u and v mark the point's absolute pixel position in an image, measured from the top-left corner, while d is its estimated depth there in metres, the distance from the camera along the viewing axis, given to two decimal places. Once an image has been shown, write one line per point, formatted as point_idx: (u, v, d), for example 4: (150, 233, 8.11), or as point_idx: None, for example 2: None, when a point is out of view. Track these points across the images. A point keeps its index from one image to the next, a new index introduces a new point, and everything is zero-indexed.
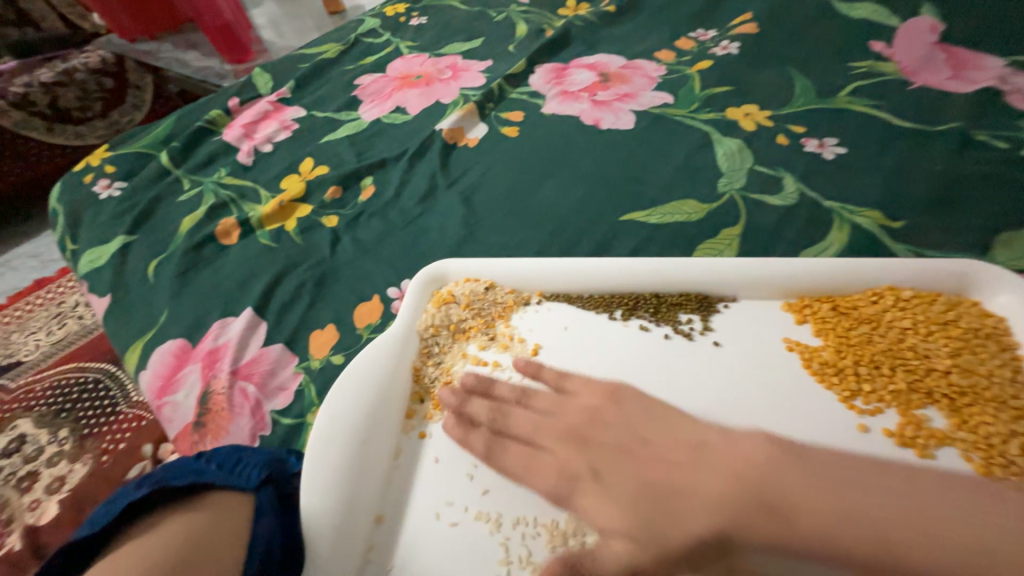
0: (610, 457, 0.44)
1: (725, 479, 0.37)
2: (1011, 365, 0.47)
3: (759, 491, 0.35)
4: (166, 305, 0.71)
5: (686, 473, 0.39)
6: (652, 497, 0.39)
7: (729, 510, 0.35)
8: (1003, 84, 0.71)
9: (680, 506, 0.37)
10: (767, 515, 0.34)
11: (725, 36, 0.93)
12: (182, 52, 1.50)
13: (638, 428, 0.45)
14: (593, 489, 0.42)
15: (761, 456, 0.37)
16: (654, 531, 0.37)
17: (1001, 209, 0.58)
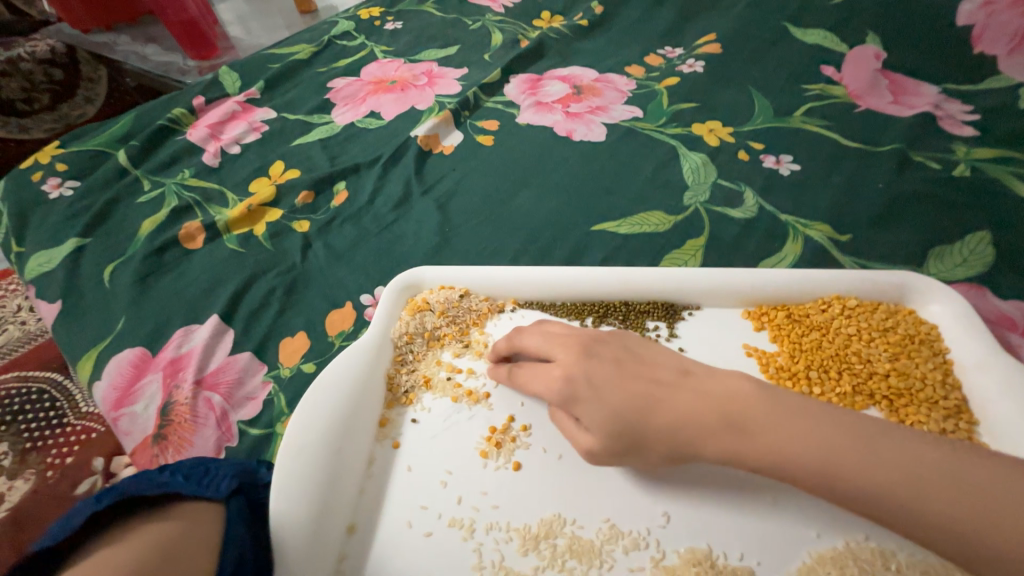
0: (606, 374, 0.43)
1: (708, 403, 0.39)
2: (943, 369, 0.51)
3: (729, 413, 0.39)
4: (124, 312, 0.68)
5: (673, 392, 0.41)
6: (636, 418, 0.40)
7: (704, 429, 0.38)
8: (938, 110, 0.78)
9: (655, 421, 0.40)
10: (735, 434, 0.38)
11: (691, 54, 0.97)
12: (141, 46, 1.37)
13: (633, 348, 0.46)
14: (590, 400, 0.42)
15: (743, 394, 0.39)
16: (629, 435, 0.40)
17: (935, 225, 0.64)
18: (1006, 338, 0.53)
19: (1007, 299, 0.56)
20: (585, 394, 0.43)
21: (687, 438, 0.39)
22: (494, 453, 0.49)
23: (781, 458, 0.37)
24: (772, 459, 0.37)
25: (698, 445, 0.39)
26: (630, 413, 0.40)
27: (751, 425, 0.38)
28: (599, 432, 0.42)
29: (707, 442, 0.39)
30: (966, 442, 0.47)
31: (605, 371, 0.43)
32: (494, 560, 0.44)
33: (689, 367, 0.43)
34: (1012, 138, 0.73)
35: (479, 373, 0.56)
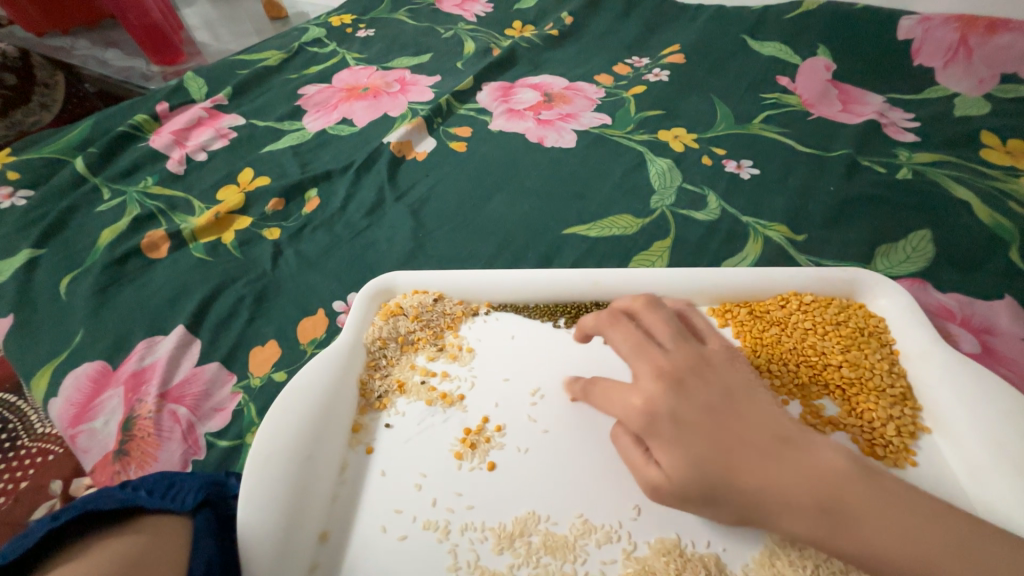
0: (702, 416, 0.38)
1: (801, 475, 0.35)
2: (889, 358, 0.55)
3: (822, 491, 0.34)
4: (82, 325, 0.65)
5: (768, 457, 0.36)
6: (715, 467, 0.36)
7: (790, 500, 0.35)
8: (883, 117, 0.84)
9: (739, 481, 0.36)
10: (824, 516, 0.34)
11: (657, 64, 1.01)
12: (101, 50, 1.35)
13: (738, 400, 0.39)
14: (670, 435, 0.38)
15: (840, 470, 0.35)
16: (711, 488, 0.36)
17: (882, 225, 0.68)
18: (946, 328, 0.57)
19: (946, 292, 0.60)
20: (666, 428, 0.38)
21: (767, 504, 0.35)
22: (469, 454, 0.50)
23: (867, 550, 0.33)
24: (856, 549, 0.33)
25: (776, 515, 0.36)
26: (702, 452, 0.37)
27: (849, 511, 0.34)
28: (675, 470, 0.37)
29: (791, 514, 0.35)
30: (910, 426, 0.50)
31: (696, 413, 0.38)
32: (469, 560, 0.44)
33: (790, 430, 0.38)
34: (948, 144, 0.78)
35: (453, 375, 0.56)
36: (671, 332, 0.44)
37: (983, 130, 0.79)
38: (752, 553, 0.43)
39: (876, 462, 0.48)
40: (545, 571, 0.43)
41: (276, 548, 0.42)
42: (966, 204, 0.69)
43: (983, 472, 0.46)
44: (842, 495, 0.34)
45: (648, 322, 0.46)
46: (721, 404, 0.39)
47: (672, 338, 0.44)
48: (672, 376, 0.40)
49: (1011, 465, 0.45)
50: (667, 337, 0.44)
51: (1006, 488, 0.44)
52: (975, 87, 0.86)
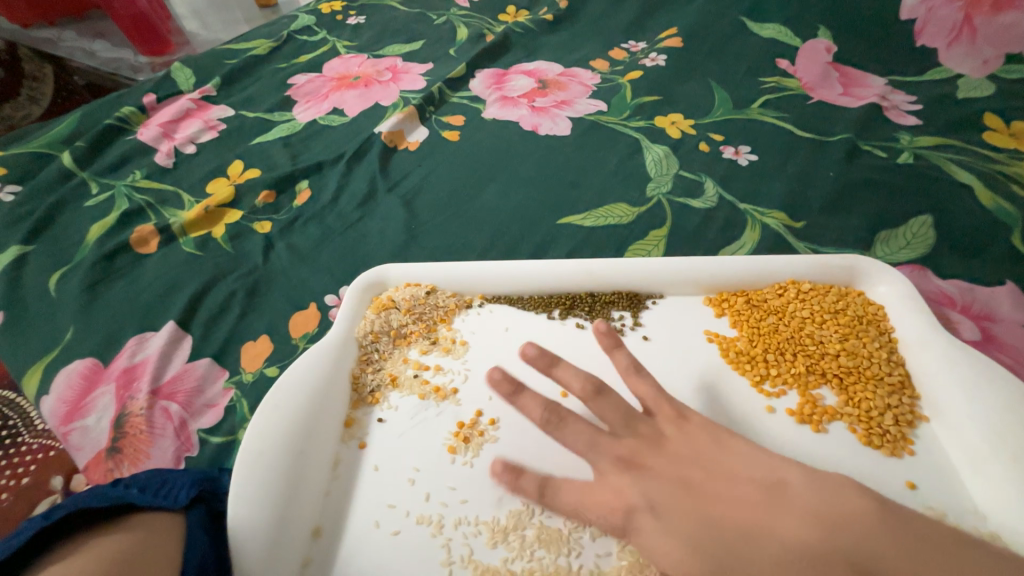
0: (669, 490, 0.41)
1: (802, 527, 0.36)
2: (887, 347, 0.54)
3: (829, 541, 0.35)
4: (72, 322, 0.65)
5: (761, 513, 0.38)
6: (712, 543, 0.37)
7: (804, 556, 0.35)
8: (884, 100, 0.82)
9: (752, 553, 0.36)
10: (850, 572, 0.34)
11: (653, 48, 0.99)
12: (88, 41, 1.30)
13: (706, 460, 0.42)
14: (653, 519, 0.40)
15: (831, 508, 0.37)
16: (728, 567, 0.36)
17: (883, 210, 0.67)
18: (946, 315, 0.56)
19: (945, 278, 0.59)
20: (646, 516, 0.40)
21: (795, 574, 0.35)
22: (462, 448, 0.49)
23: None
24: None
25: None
26: (699, 532, 0.38)
27: (860, 555, 0.34)
28: (689, 563, 0.37)
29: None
30: (908, 415, 0.49)
31: (667, 488, 0.41)
32: (462, 554, 0.44)
33: (775, 476, 0.40)
34: (951, 127, 0.77)
35: (446, 368, 0.56)
36: (621, 416, 0.46)
37: (987, 112, 0.77)
38: None
39: (873, 451, 0.48)
40: (539, 564, 0.43)
41: (266, 545, 0.42)
42: (969, 188, 0.67)
43: (982, 462, 0.45)
44: (852, 537, 0.35)
45: (598, 409, 0.47)
46: (697, 474, 0.42)
47: (623, 423, 0.46)
48: (635, 464, 0.43)
49: (1009, 455, 0.44)
50: (616, 423, 0.46)
51: (1004, 478, 0.43)
52: (979, 68, 0.84)
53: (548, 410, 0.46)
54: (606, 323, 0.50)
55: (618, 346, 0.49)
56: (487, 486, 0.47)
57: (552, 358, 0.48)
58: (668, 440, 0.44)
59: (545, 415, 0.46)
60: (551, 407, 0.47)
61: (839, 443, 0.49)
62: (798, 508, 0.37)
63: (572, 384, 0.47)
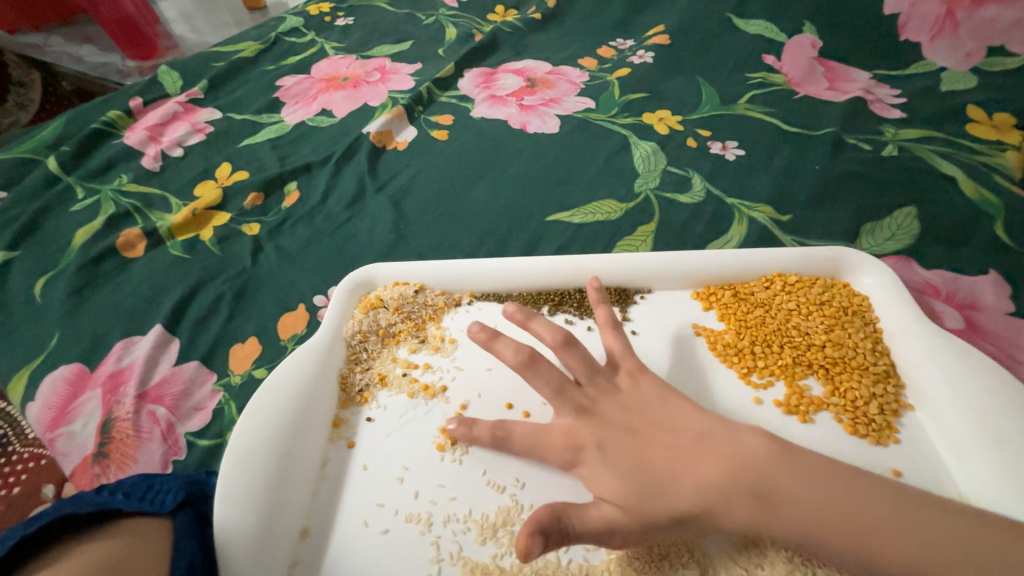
0: (617, 438, 0.41)
1: (726, 469, 0.37)
2: (873, 337, 0.54)
3: (750, 482, 0.36)
4: (57, 328, 0.64)
5: (689, 459, 0.38)
6: (644, 481, 0.37)
7: (722, 495, 0.36)
8: (869, 94, 0.83)
9: (677, 490, 0.37)
10: (757, 505, 0.36)
11: (641, 46, 0.99)
12: (76, 46, 1.29)
13: (651, 412, 0.42)
14: (596, 460, 0.40)
15: (761, 454, 0.37)
16: (651, 507, 0.37)
17: (869, 202, 0.67)
18: (930, 304, 0.57)
19: (930, 269, 0.60)
20: (590, 456, 0.41)
21: (709, 511, 0.36)
22: (451, 446, 0.49)
23: (796, 525, 0.35)
24: (787, 527, 0.35)
25: (719, 517, 0.36)
26: (629, 469, 0.38)
27: (777, 497, 0.36)
28: (616, 495, 0.37)
29: (729, 510, 0.36)
30: (893, 404, 0.50)
31: (617, 434, 0.41)
32: (452, 551, 0.43)
33: (709, 423, 0.40)
34: (935, 120, 0.77)
35: (435, 367, 0.55)
36: (585, 366, 0.45)
37: (969, 104, 0.78)
38: (735, 535, 0.43)
39: (860, 440, 0.48)
40: (529, 559, 0.43)
41: (253, 546, 0.42)
42: (953, 180, 0.68)
43: (965, 448, 0.46)
44: (772, 481, 0.36)
45: (564, 358, 0.45)
46: (636, 421, 0.41)
47: (587, 372, 0.45)
48: (589, 409, 0.43)
49: (992, 442, 0.45)
50: (581, 372, 0.45)
51: (987, 463, 0.44)
52: (962, 61, 0.85)
53: (521, 350, 0.44)
54: (597, 282, 0.50)
55: (604, 305, 0.49)
56: (475, 483, 0.47)
57: (531, 311, 0.46)
58: (621, 391, 0.44)
59: (518, 356, 0.44)
60: (525, 349, 0.44)
61: (826, 433, 0.49)
62: (723, 454, 0.37)
63: (546, 335, 0.45)
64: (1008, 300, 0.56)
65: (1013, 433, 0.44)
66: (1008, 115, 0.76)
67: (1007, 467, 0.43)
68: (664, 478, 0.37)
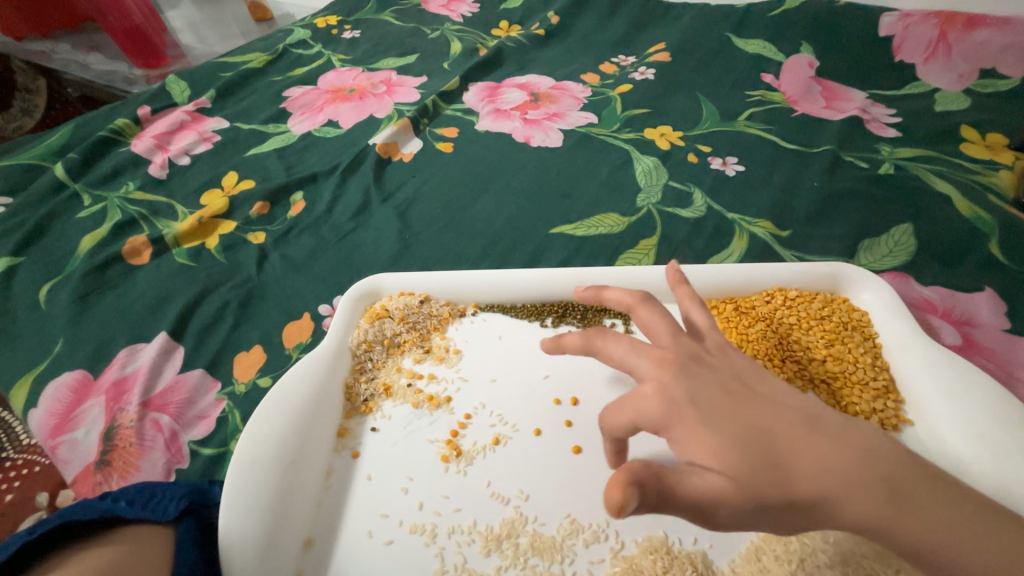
0: (720, 395, 0.32)
1: (853, 454, 0.29)
2: (872, 352, 0.55)
3: (883, 475, 0.29)
4: (62, 334, 0.64)
5: (810, 436, 0.30)
6: (751, 448, 0.29)
7: (850, 484, 0.28)
8: (865, 113, 0.85)
9: (793, 470, 0.29)
10: (893, 505, 0.28)
11: (642, 63, 1.01)
12: (82, 54, 1.31)
13: (754, 381, 0.34)
14: (687, 415, 0.31)
15: (889, 445, 0.30)
16: (761, 482, 0.28)
17: (867, 220, 0.69)
18: (927, 320, 0.58)
19: (927, 285, 0.61)
20: (684, 411, 0.31)
21: (828, 499, 0.28)
22: (454, 457, 0.49)
23: (936, 538, 0.28)
24: (922, 542, 0.28)
25: (837, 511, 0.29)
26: (736, 435, 0.30)
27: (911, 498, 0.29)
28: (722, 460, 0.29)
29: (853, 504, 0.28)
30: (893, 418, 0.51)
31: (715, 396, 0.32)
32: (456, 563, 0.43)
33: (826, 404, 0.33)
34: (929, 139, 0.79)
35: (440, 377, 0.56)
36: (668, 329, 0.37)
37: (963, 124, 0.80)
38: (739, 548, 0.43)
39: None
40: (532, 572, 0.43)
41: (257, 555, 0.42)
42: (949, 198, 0.69)
43: (964, 462, 0.46)
44: (906, 478, 0.29)
45: (642, 318, 0.39)
46: (737, 386, 0.33)
47: (671, 335, 0.36)
48: (681, 363, 0.33)
49: (990, 457, 0.45)
50: (663, 333, 0.37)
51: (985, 478, 0.44)
52: (955, 82, 0.87)
53: (588, 313, 0.40)
54: (677, 263, 0.43)
55: (684, 283, 0.41)
56: (480, 494, 0.47)
57: (601, 288, 0.46)
58: (712, 358, 0.35)
59: (583, 318, 0.40)
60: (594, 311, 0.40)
61: None
62: (849, 438, 0.30)
63: (619, 300, 0.42)
64: (1003, 317, 0.57)
65: (1015, 448, 0.45)
66: (1000, 136, 0.78)
67: (1007, 482, 0.43)
68: (781, 452, 0.29)
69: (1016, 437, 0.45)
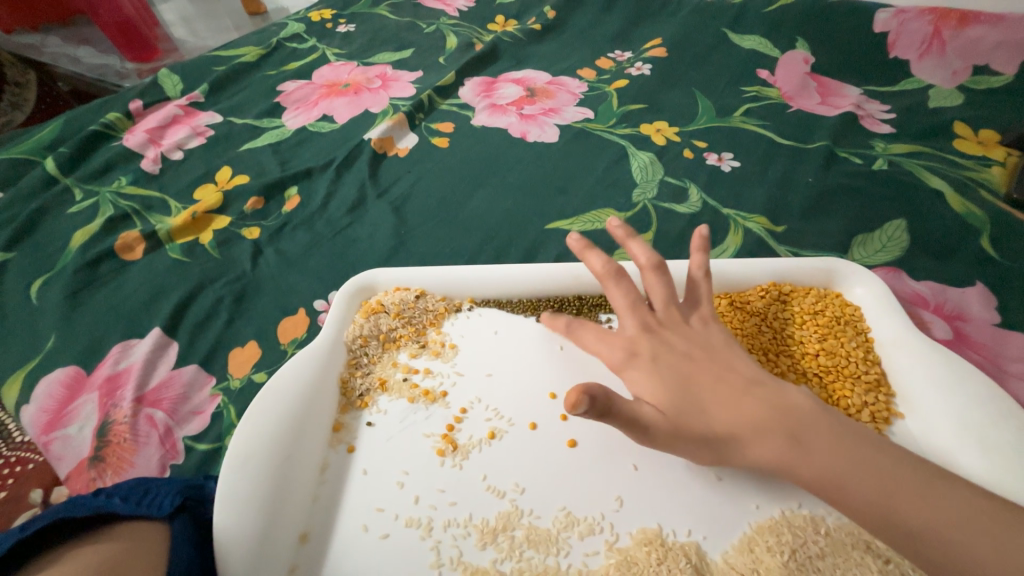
0: (674, 357, 0.42)
1: (766, 407, 0.39)
2: (865, 347, 0.55)
3: (787, 424, 0.38)
4: (54, 330, 0.64)
5: (734, 395, 0.39)
6: (687, 395, 0.39)
7: (755, 427, 0.38)
8: (860, 109, 0.85)
9: (719, 413, 0.39)
10: (790, 445, 0.37)
11: (639, 58, 1.01)
12: (72, 47, 1.29)
13: (714, 350, 0.43)
14: (648, 366, 0.41)
15: (803, 406, 0.39)
16: (686, 421, 0.38)
17: (861, 215, 0.69)
18: (919, 315, 0.58)
19: (919, 279, 0.61)
20: (644, 363, 0.42)
21: (738, 437, 0.38)
22: (450, 451, 0.49)
23: (828, 471, 0.36)
24: (816, 473, 0.36)
25: (745, 446, 0.38)
26: (678, 387, 0.40)
27: (810, 443, 0.37)
28: (658, 400, 0.39)
29: (757, 443, 0.38)
30: (884, 411, 0.51)
31: (674, 357, 0.42)
32: (451, 556, 0.44)
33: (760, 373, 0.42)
34: (923, 135, 0.80)
35: (435, 372, 0.56)
36: (663, 296, 0.45)
37: (956, 121, 0.81)
38: (732, 540, 0.44)
39: None
40: (528, 565, 0.43)
41: (253, 549, 0.42)
42: (943, 195, 0.70)
43: (952, 454, 0.47)
44: (808, 428, 0.38)
45: (649, 282, 0.46)
46: (696, 353, 0.42)
47: (664, 302, 0.45)
48: (655, 328, 0.43)
49: (978, 448, 0.46)
50: (658, 299, 0.45)
51: (972, 469, 0.45)
52: (949, 79, 0.87)
53: (612, 263, 0.46)
54: (704, 231, 0.48)
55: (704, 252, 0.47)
56: (476, 488, 0.47)
57: (631, 231, 0.47)
58: (691, 327, 0.44)
59: (607, 265, 0.45)
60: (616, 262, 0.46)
61: None
62: (766, 397, 0.39)
63: (638, 256, 0.46)
64: (994, 311, 0.58)
65: (1001, 439, 0.46)
66: (993, 132, 0.78)
67: (996, 474, 0.44)
68: (709, 404, 0.39)
69: (1002, 429, 0.46)
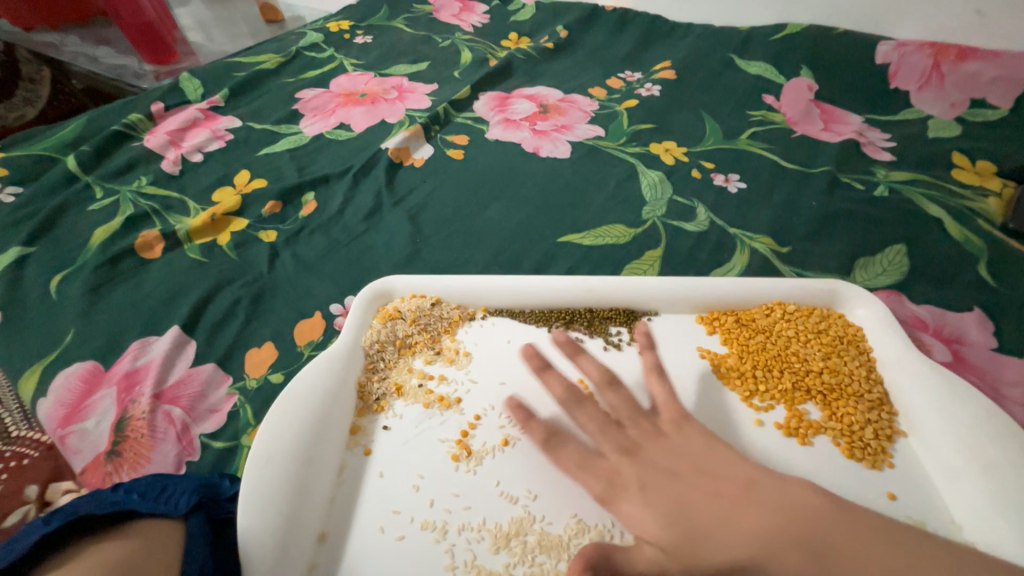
0: (660, 476, 0.44)
1: (769, 517, 0.39)
2: (867, 366, 0.57)
3: (800, 535, 0.37)
4: (73, 325, 0.65)
5: (738, 506, 0.40)
6: (684, 530, 0.39)
7: (766, 545, 0.37)
8: (861, 137, 0.88)
9: (711, 552, 0.38)
10: (811, 560, 0.36)
11: (648, 79, 1.05)
12: (90, 46, 1.31)
13: (693, 457, 0.45)
14: (636, 496, 0.43)
15: (809, 507, 0.39)
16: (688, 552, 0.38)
17: (863, 239, 0.71)
18: (920, 338, 0.60)
19: (919, 303, 0.64)
20: (631, 489, 0.44)
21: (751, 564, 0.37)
22: (464, 457, 0.51)
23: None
24: None
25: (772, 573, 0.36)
26: (671, 514, 0.40)
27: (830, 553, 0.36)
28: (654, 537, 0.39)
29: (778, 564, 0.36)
30: (887, 429, 0.52)
31: (658, 476, 0.44)
32: (465, 559, 0.44)
33: (751, 473, 0.43)
34: (921, 164, 0.83)
35: (450, 378, 0.57)
36: (628, 408, 0.50)
37: (954, 151, 0.84)
38: None
39: (856, 463, 0.50)
40: (540, 570, 0.44)
41: (275, 547, 0.42)
42: (941, 222, 0.72)
43: (956, 472, 0.48)
44: (824, 536, 0.37)
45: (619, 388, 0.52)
46: (680, 467, 0.44)
47: (631, 415, 0.49)
48: (633, 451, 0.46)
49: (979, 467, 0.47)
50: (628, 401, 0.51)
51: (975, 486, 0.47)
52: (947, 110, 0.91)
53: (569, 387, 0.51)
54: (645, 325, 0.53)
55: (651, 348, 0.52)
56: (488, 495, 0.48)
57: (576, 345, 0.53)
58: (667, 435, 0.47)
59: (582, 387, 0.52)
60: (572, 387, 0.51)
61: (826, 457, 0.51)
62: (768, 502, 0.40)
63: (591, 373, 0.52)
64: (991, 336, 0.60)
65: (1000, 457, 0.47)
66: (990, 163, 0.81)
67: (996, 492, 0.45)
68: (705, 519, 0.39)
69: (1001, 447, 0.47)
